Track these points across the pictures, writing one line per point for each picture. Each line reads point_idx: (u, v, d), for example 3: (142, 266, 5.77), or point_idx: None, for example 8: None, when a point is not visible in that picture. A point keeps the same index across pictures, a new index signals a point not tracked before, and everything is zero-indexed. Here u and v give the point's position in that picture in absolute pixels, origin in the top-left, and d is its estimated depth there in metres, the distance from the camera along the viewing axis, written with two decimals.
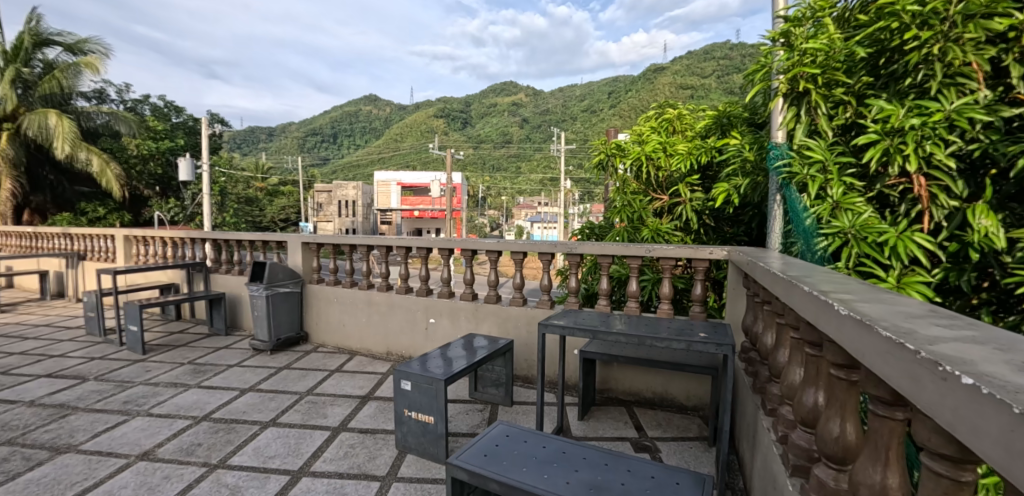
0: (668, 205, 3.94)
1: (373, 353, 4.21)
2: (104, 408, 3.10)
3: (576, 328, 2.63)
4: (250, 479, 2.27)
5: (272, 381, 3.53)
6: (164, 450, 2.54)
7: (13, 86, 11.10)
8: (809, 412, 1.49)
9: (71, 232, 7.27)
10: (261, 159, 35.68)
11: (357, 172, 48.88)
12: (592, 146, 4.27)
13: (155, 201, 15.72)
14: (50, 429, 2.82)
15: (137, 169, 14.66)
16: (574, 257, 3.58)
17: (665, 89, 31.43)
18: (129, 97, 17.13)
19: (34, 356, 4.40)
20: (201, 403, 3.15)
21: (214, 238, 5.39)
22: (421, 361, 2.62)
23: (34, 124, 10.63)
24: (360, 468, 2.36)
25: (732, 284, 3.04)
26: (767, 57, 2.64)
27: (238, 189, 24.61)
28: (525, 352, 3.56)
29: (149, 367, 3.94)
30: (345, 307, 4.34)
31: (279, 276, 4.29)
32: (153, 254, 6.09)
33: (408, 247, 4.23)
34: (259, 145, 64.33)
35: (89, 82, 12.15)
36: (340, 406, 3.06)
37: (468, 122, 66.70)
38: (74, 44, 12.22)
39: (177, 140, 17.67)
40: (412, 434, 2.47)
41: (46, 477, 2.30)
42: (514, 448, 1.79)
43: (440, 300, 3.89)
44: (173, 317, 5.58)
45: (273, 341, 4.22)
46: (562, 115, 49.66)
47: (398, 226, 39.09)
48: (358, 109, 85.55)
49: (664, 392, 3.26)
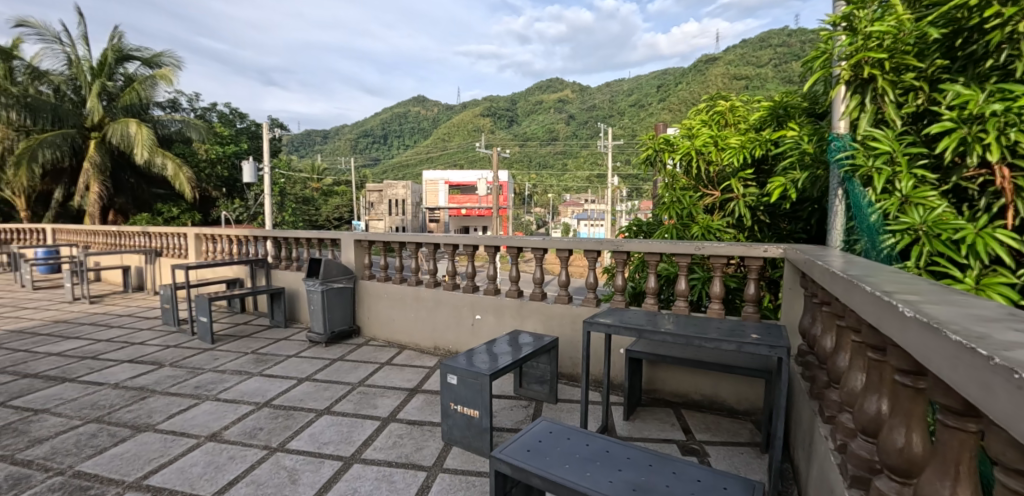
0: (719, 201, 3.83)
1: (421, 348, 4.31)
2: (178, 391, 3.37)
3: (622, 326, 2.59)
4: (306, 463, 2.39)
5: (326, 372, 3.69)
6: (230, 433, 2.72)
7: (99, 98, 12.17)
8: (871, 420, 1.40)
9: (149, 230, 7.91)
10: (317, 161, 37.41)
11: (406, 171, 50.10)
12: (640, 141, 4.19)
13: (222, 201, 16.87)
14: (131, 409, 3.09)
15: (206, 172, 15.60)
16: (620, 254, 3.52)
17: (718, 81, 29.98)
18: (199, 105, 18.37)
19: (119, 343, 4.84)
20: (262, 390, 3.34)
21: (274, 236, 5.71)
22: (467, 357, 2.66)
23: (118, 132, 11.68)
24: (408, 458, 2.44)
25: (788, 283, 2.90)
26: (827, 43, 2.50)
27: (294, 189, 25.88)
28: (570, 349, 3.54)
29: (217, 356, 4.22)
30: (394, 303, 4.48)
31: (333, 272, 4.50)
32: (221, 251, 6.53)
33: (455, 245, 4.31)
34: (316, 146, 67.29)
35: (162, 93, 13.12)
36: (389, 398, 3.16)
37: (514, 120, 66.89)
38: (150, 58, 13.14)
39: (241, 144, 18.73)
40: (457, 427, 2.52)
41: (127, 453, 2.53)
42: (556, 445, 1.79)
43: (485, 296, 3.95)
44: (238, 310, 5.95)
45: (327, 334, 4.41)
46: (608, 110, 48.63)
47: (446, 224, 39.83)
48: (407, 111, 88.14)
49: (712, 394, 3.17)
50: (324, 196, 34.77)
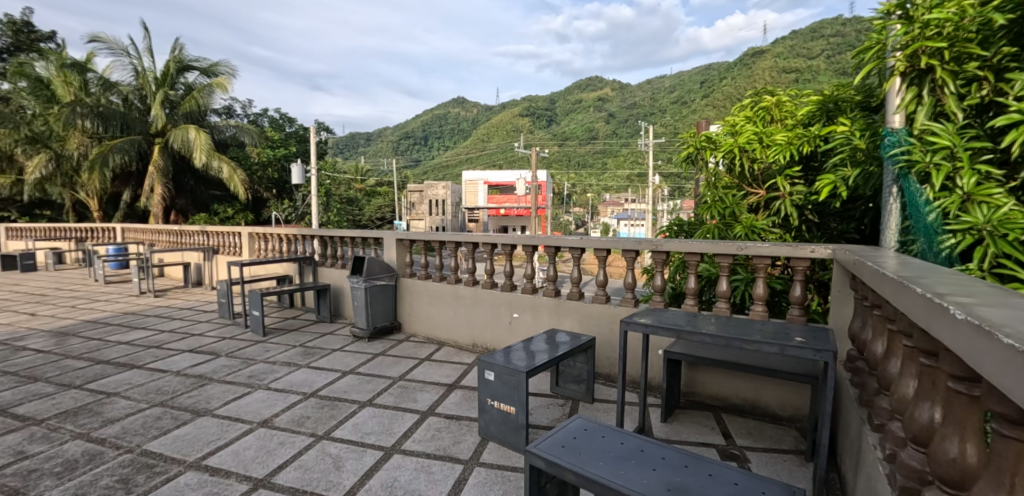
0: (764, 200, 3.73)
1: (460, 345, 4.39)
2: (233, 380, 3.58)
3: (659, 326, 2.57)
4: (350, 451, 2.50)
5: (369, 365, 3.83)
6: (280, 420, 2.88)
7: (163, 106, 13.01)
8: (922, 429, 1.35)
9: (207, 229, 8.41)
10: (361, 163, 38.57)
11: (445, 172, 50.89)
12: (680, 139, 4.12)
13: (272, 202, 17.69)
14: (192, 395, 3.31)
15: (258, 174, 16.40)
16: (660, 254, 3.48)
17: (765, 75, 28.82)
18: (251, 111, 19.31)
19: (181, 334, 5.18)
20: (310, 381, 3.51)
21: (321, 235, 5.95)
22: (504, 354, 2.71)
23: (179, 138, 12.45)
24: (446, 450, 2.50)
25: (837, 286, 2.79)
26: (880, 33, 2.39)
27: (339, 190, 26.77)
28: (607, 349, 3.53)
29: (269, 348, 4.46)
30: (434, 300, 4.59)
31: (375, 270, 4.66)
32: (272, 249, 6.87)
33: (493, 244, 4.37)
34: (360, 148, 69.34)
35: (218, 100, 13.89)
36: (429, 392, 3.25)
37: (553, 119, 66.67)
38: (208, 68, 13.90)
39: (290, 147, 19.56)
40: (493, 422, 2.56)
41: (187, 435, 2.71)
42: (591, 442, 1.80)
43: (523, 295, 3.99)
44: (287, 305, 6.24)
45: (370, 329, 4.57)
46: (649, 108, 47.68)
47: (485, 224, 40.21)
48: (447, 112, 89.62)
49: (754, 399, 3.08)
50: (367, 196, 35.83)
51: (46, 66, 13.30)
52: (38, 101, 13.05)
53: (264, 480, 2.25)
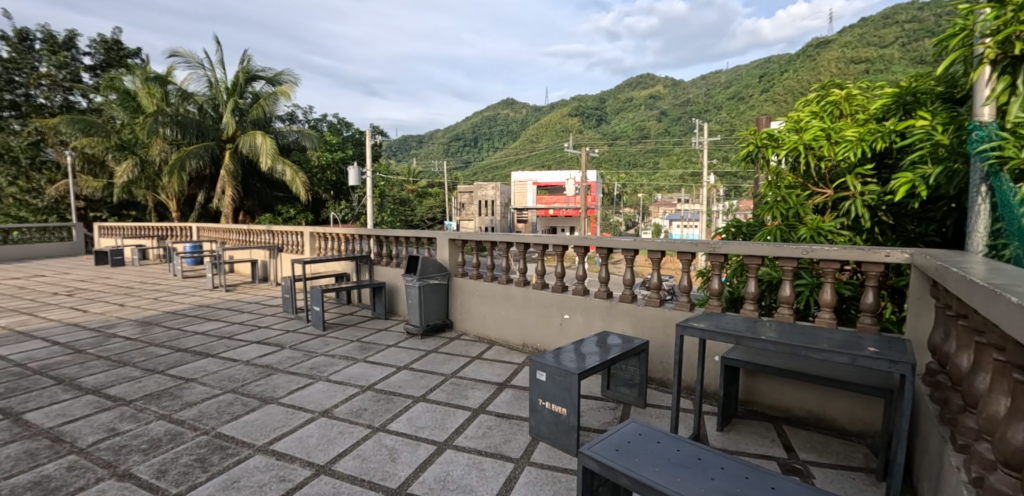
0: (832, 200, 3.51)
1: (510, 345, 4.42)
2: (296, 371, 3.78)
3: (717, 332, 2.48)
4: (404, 444, 2.58)
5: (422, 362, 3.93)
6: (339, 411, 3.01)
7: (233, 114, 13.92)
8: (1016, 452, 1.23)
9: (273, 228, 8.92)
10: (413, 165, 39.61)
11: (495, 173, 51.36)
12: (739, 137, 3.95)
13: (331, 203, 18.49)
14: (260, 384, 3.53)
15: (317, 177, 17.20)
16: (717, 257, 3.36)
17: (832, 66, 27.01)
18: (312, 116, 20.28)
19: (249, 327, 5.53)
20: (366, 375, 3.65)
21: (377, 235, 6.17)
22: (555, 355, 2.70)
23: (247, 144, 13.30)
24: (497, 448, 2.53)
25: (915, 293, 2.59)
26: (967, 18, 2.20)
27: (392, 192, 27.58)
28: (660, 353, 3.44)
29: (328, 342, 4.67)
30: (485, 299, 4.65)
31: (429, 269, 4.78)
32: (331, 248, 7.19)
33: (544, 245, 4.37)
34: (412, 151, 71.26)
35: (282, 107, 14.69)
36: (480, 390, 3.30)
37: (603, 118, 65.70)
38: (273, 77, 14.71)
39: (347, 150, 20.37)
40: (544, 423, 2.57)
41: (256, 421, 2.89)
42: (646, 447, 1.76)
43: (574, 296, 3.96)
44: (345, 301, 6.51)
45: (423, 326, 4.69)
46: (704, 104, 45.98)
47: (534, 225, 40.22)
48: (497, 114, 90.49)
49: (819, 412, 2.91)
50: (419, 197, 36.74)
51: (133, 79, 14.56)
52: (126, 111, 14.31)
53: (325, 467, 2.37)
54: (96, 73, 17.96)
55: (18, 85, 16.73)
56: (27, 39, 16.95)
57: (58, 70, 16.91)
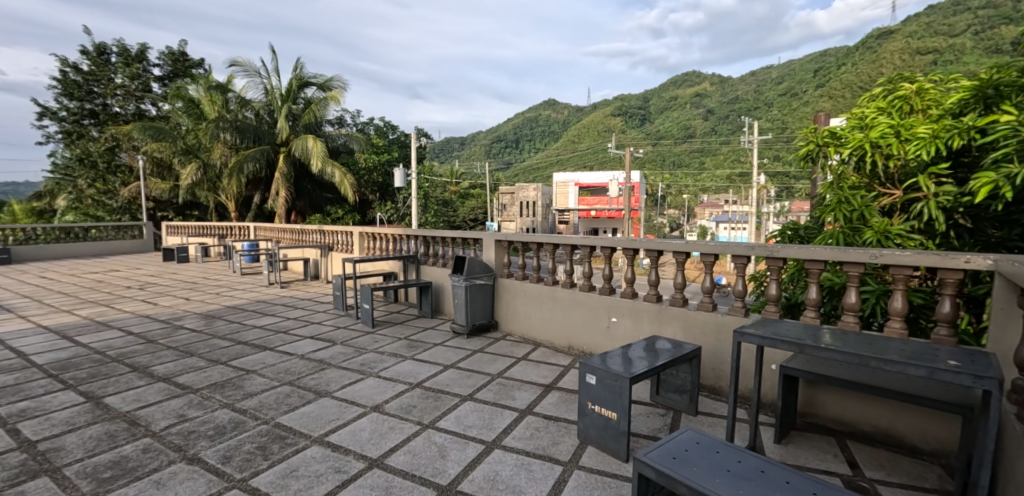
0: (901, 202, 3.30)
1: (555, 347, 4.40)
2: (348, 366, 3.91)
3: (778, 339, 2.36)
4: (454, 442, 2.61)
5: (468, 361, 3.98)
6: (390, 406, 3.09)
7: (287, 119, 14.57)
8: None
9: (325, 228, 9.28)
10: (455, 167, 40.15)
11: (536, 175, 51.31)
12: (798, 135, 3.77)
13: (377, 204, 19.02)
14: (314, 377, 3.67)
15: (364, 179, 17.77)
16: (775, 261, 3.21)
17: (896, 58, 25.27)
18: (360, 120, 20.95)
19: (303, 322, 5.77)
20: (415, 372, 3.72)
21: (424, 235, 6.29)
22: (605, 359, 2.67)
23: (300, 147, 13.93)
24: (545, 450, 2.52)
25: (998, 303, 2.39)
26: None
27: (435, 193, 28.03)
28: (713, 360, 3.33)
29: (377, 339, 4.80)
30: (530, 301, 4.65)
31: (475, 269, 4.83)
32: (380, 247, 7.40)
33: (591, 246, 4.32)
34: (455, 152, 72.32)
35: (332, 111, 15.24)
36: (526, 391, 3.30)
37: (647, 118, 64.36)
38: (324, 83, 15.19)
39: (393, 152, 20.89)
40: (593, 426, 2.53)
41: (312, 413, 3.01)
42: (705, 457, 1.70)
43: (622, 299, 3.90)
44: (392, 300, 6.68)
45: (469, 326, 4.73)
46: (754, 102, 44.18)
47: (575, 226, 39.89)
48: (539, 114, 90.46)
49: (887, 427, 2.73)
50: (461, 198, 37.19)
51: (197, 88, 15.50)
52: (191, 118, 15.25)
53: (378, 461, 2.43)
54: (164, 83, 19.24)
55: (97, 95, 18.16)
56: (105, 53, 18.38)
57: (132, 80, 18.23)
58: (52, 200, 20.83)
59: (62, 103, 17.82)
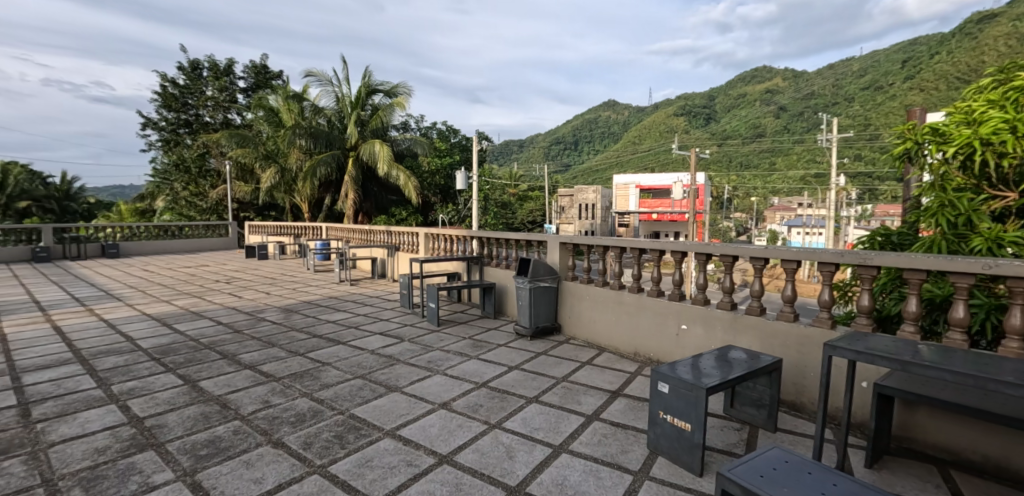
0: (1016, 206, 2.93)
1: (621, 352, 4.31)
2: (416, 363, 4.04)
3: (873, 354, 2.18)
4: (521, 443, 2.62)
5: (532, 363, 3.98)
6: (457, 404, 3.16)
7: (356, 125, 15.33)
8: None
9: (392, 229, 9.67)
10: (513, 169, 40.47)
11: (595, 177, 50.66)
12: (890, 132, 3.45)
13: (439, 206, 19.55)
14: (385, 372, 3.82)
15: (427, 181, 18.32)
16: (869, 269, 2.96)
17: (1001, 43, 22.62)
18: (423, 124, 21.65)
19: (372, 319, 6.04)
20: (480, 372, 3.78)
21: (487, 237, 6.39)
22: (679, 367, 2.57)
23: (368, 151, 14.63)
24: (613, 458, 2.47)
25: None
26: None
27: (494, 195, 28.38)
28: (795, 374, 3.12)
29: (442, 337, 4.92)
30: (595, 305, 4.59)
31: (540, 271, 4.83)
32: (444, 248, 7.60)
33: (660, 251, 4.19)
34: (514, 155, 73.05)
35: (397, 117, 15.86)
36: (592, 397, 3.25)
37: (713, 117, 61.71)
38: (390, 90, 15.87)
39: (455, 156, 21.39)
40: (665, 437, 2.45)
41: (383, 407, 3.14)
42: (796, 477, 1.60)
43: (693, 306, 3.76)
44: (456, 300, 6.83)
45: (532, 328, 4.74)
46: (833, 97, 41.14)
47: (636, 229, 38.97)
48: (599, 116, 89.33)
49: (1002, 458, 2.43)
50: (519, 200, 37.44)
51: (277, 98, 16.68)
52: (271, 125, 16.42)
53: (447, 457, 2.49)
54: (248, 94, 20.86)
55: (191, 107, 20.01)
56: (198, 68, 20.22)
57: (220, 92, 19.93)
58: (153, 201, 23.17)
59: (162, 114, 19.79)
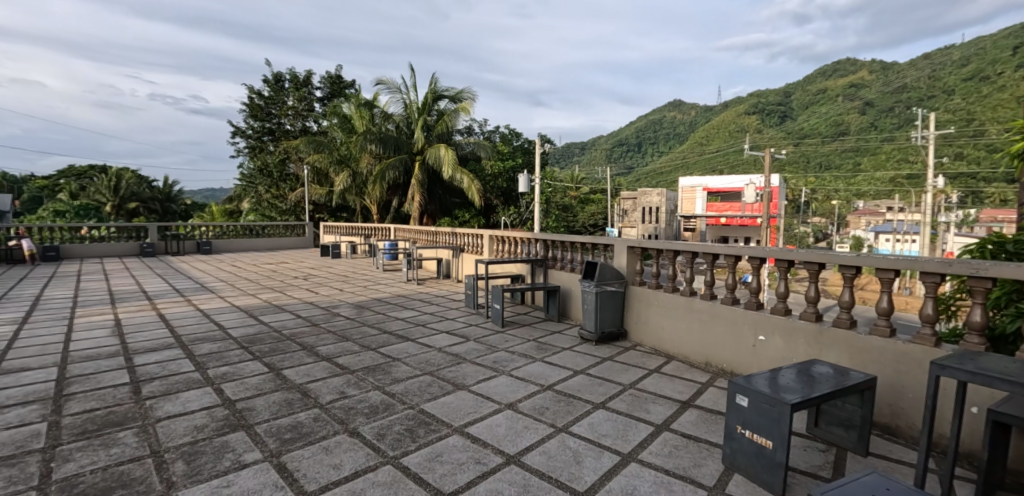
0: None
1: (691, 361, 4.15)
2: (481, 363, 4.10)
3: (989, 376, 1.94)
4: (589, 449, 2.59)
5: (598, 368, 3.93)
6: (523, 405, 3.18)
7: (422, 129, 15.88)
8: None
9: (457, 230, 9.90)
10: (575, 172, 40.18)
11: (660, 180, 49.15)
12: (1007, 127, 3.07)
13: (501, 209, 19.80)
14: (452, 370, 3.91)
15: (490, 184, 18.60)
16: (982, 281, 2.64)
17: None
18: (486, 128, 22.02)
19: (438, 318, 6.21)
20: (545, 375, 3.78)
21: (552, 239, 6.39)
22: (759, 380, 2.44)
23: (433, 156, 15.13)
24: (686, 471, 2.38)
25: None
26: None
27: (555, 198, 28.29)
28: (890, 394, 2.86)
29: (507, 338, 4.97)
30: (663, 311, 4.45)
31: (607, 275, 4.75)
32: (508, 250, 7.68)
33: (735, 257, 3.99)
34: (576, 157, 72.56)
35: (461, 121, 16.25)
36: (662, 406, 3.15)
37: (791, 115, 57.96)
38: (455, 95, 16.27)
39: (517, 159, 21.57)
40: (744, 453, 2.33)
41: (451, 404, 3.21)
42: None
43: (772, 316, 3.54)
44: (519, 302, 6.88)
45: (598, 333, 4.67)
46: None
47: (703, 233, 37.39)
48: (664, 116, 86.71)
49: None
50: (580, 203, 37.11)
51: (349, 105, 17.60)
52: (344, 131, 17.38)
53: (515, 457, 2.51)
54: (324, 102, 22.22)
55: (274, 116, 21.63)
56: (281, 80, 21.83)
57: (300, 102, 21.38)
58: (240, 203, 25.24)
59: (250, 123, 21.53)
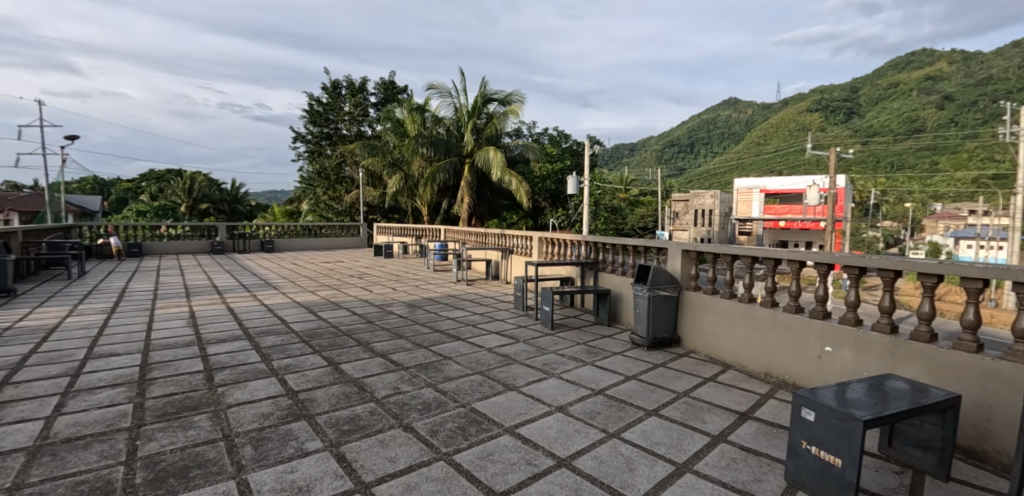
0: None
1: (749, 371, 3.98)
2: (531, 365, 4.12)
3: None
4: (642, 457, 2.55)
5: (650, 374, 3.85)
6: (573, 409, 3.16)
7: (472, 132, 16.16)
8: None
9: (506, 232, 9.99)
10: (624, 174, 39.50)
11: (714, 182, 47.41)
12: None
13: (549, 211, 19.78)
14: (502, 371, 3.95)
15: (538, 186, 18.63)
16: None
17: None
18: (535, 130, 22.07)
19: (488, 318, 6.29)
20: (596, 379, 3.74)
21: (603, 242, 6.32)
22: (826, 394, 2.30)
23: (483, 158, 15.36)
24: (745, 486, 2.29)
25: None
26: None
27: (603, 200, 27.91)
28: (977, 415, 2.63)
29: (556, 341, 4.97)
30: (720, 317, 4.30)
31: (660, 279, 4.65)
32: (558, 252, 7.66)
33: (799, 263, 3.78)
34: (625, 159, 71.30)
35: (510, 123, 16.37)
36: (718, 416, 3.04)
37: (859, 112, 54.35)
38: (504, 98, 16.36)
39: (566, 160, 21.48)
40: (809, 470, 2.21)
41: (502, 404, 3.25)
42: None
43: (841, 327, 3.34)
44: (569, 304, 6.85)
45: (650, 338, 4.57)
46: None
47: (760, 238, 35.74)
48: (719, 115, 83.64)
49: None
50: (630, 205, 36.45)
51: (402, 110, 18.15)
52: (398, 135, 17.94)
53: (566, 461, 2.51)
54: (379, 107, 23.04)
55: (332, 121, 22.65)
56: (339, 86, 22.81)
57: (356, 107, 22.26)
58: (300, 204, 26.57)
59: (310, 128, 22.64)
